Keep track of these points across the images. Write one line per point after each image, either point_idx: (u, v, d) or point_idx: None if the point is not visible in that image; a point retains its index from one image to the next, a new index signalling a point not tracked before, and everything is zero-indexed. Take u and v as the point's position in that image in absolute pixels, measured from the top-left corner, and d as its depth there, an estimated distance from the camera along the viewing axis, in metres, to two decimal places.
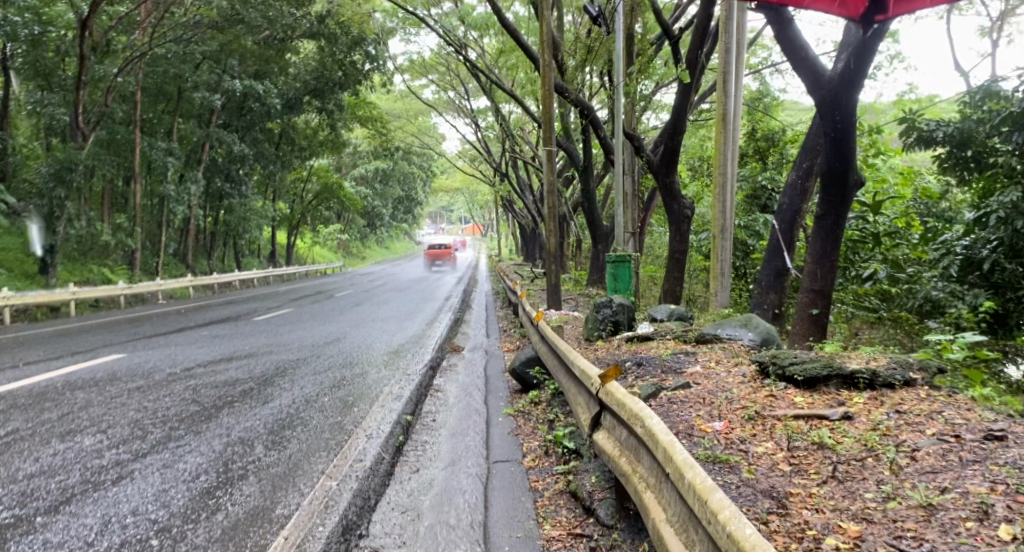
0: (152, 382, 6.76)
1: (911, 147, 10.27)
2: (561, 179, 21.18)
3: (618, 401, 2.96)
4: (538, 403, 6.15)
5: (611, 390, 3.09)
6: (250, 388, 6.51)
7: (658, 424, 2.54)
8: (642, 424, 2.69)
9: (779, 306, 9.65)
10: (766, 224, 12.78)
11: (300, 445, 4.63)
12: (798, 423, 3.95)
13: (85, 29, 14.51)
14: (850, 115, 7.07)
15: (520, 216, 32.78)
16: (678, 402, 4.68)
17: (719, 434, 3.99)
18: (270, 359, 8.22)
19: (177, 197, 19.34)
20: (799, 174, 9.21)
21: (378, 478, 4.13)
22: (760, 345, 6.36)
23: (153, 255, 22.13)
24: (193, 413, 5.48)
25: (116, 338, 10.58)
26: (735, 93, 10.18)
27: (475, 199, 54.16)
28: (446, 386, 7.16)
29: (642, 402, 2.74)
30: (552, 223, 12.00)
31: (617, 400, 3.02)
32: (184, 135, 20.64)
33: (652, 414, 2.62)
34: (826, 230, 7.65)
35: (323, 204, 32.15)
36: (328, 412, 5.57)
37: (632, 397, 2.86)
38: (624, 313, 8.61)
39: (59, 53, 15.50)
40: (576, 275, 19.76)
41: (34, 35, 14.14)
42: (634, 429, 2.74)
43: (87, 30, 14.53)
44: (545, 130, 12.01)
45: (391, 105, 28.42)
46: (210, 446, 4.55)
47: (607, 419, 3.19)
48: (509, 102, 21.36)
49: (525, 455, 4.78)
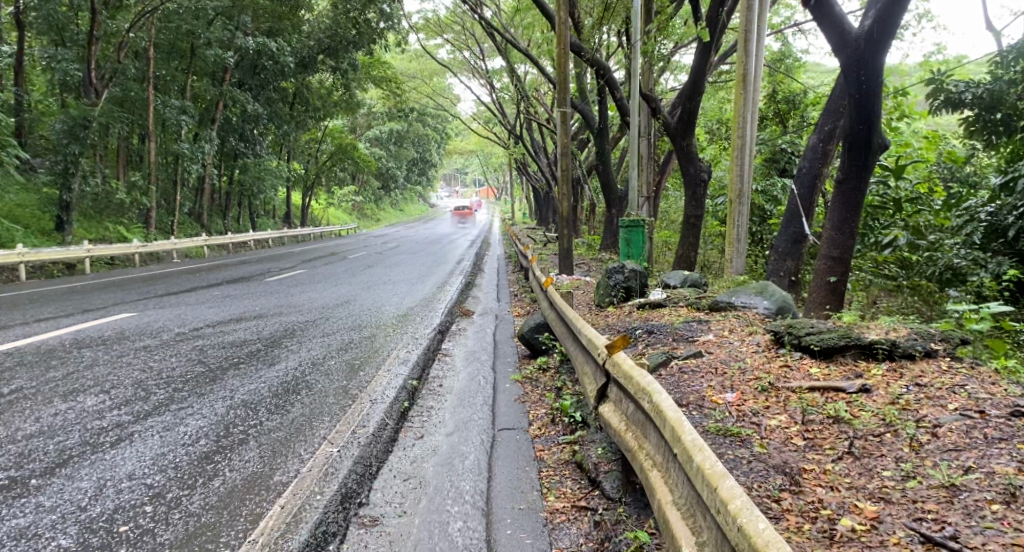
0: (160, 341, 6.73)
1: (937, 110, 9.90)
2: (577, 142, 20.83)
3: (626, 373, 2.82)
4: (546, 370, 6.05)
5: (619, 362, 2.95)
6: (257, 350, 6.46)
7: (667, 402, 2.41)
8: (649, 399, 2.56)
9: (796, 274, 9.43)
10: (785, 189, 12.46)
11: (302, 409, 4.57)
12: (814, 395, 3.82)
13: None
14: (877, 74, 6.75)
15: (534, 180, 32.43)
16: (689, 372, 4.55)
17: (731, 406, 3.88)
18: (279, 321, 8.16)
19: (190, 156, 19.21)
20: (821, 137, 8.88)
21: (380, 445, 4.06)
22: (775, 314, 6.20)
23: (167, 215, 22.12)
24: (199, 374, 5.44)
25: (127, 296, 10.56)
26: (757, 53, 9.83)
27: (490, 162, 53.67)
28: (454, 350, 7.07)
29: (650, 376, 2.60)
30: (565, 186, 11.76)
31: (625, 372, 2.88)
32: (197, 94, 20.44)
33: (661, 390, 2.49)
34: (848, 194, 7.39)
35: (337, 165, 31.94)
36: (334, 375, 5.51)
37: (640, 370, 2.72)
38: (637, 279, 8.45)
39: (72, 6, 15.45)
40: (590, 240, 19.56)
41: None
42: (641, 402, 2.62)
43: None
44: (561, 91, 11.70)
45: (406, 64, 27.98)
46: (212, 409, 4.50)
47: (614, 391, 3.06)
48: (524, 62, 20.92)
49: (531, 423, 4.69)
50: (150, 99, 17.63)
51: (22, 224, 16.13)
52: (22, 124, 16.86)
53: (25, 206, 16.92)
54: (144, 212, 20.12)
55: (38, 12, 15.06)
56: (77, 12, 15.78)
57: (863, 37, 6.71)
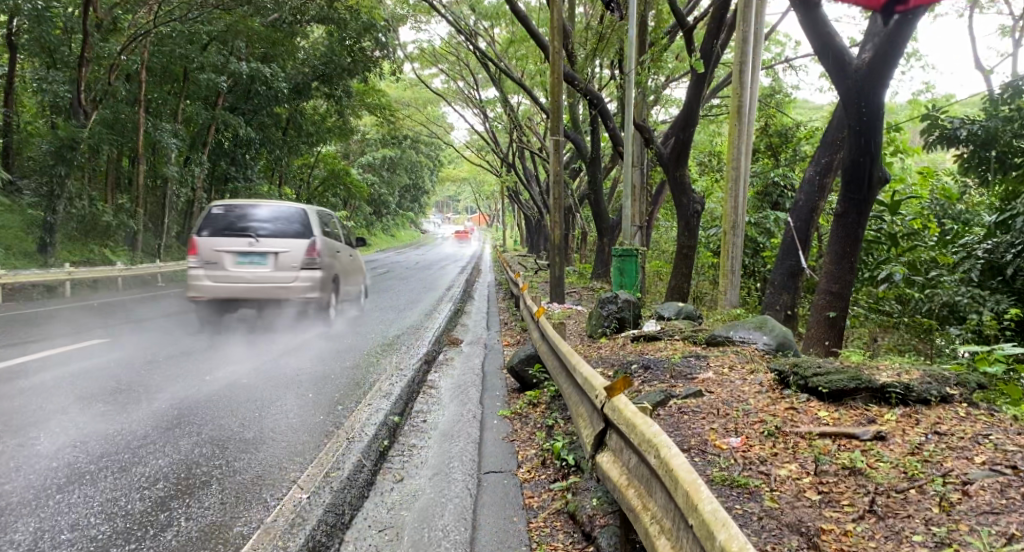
0: (130, 370, 6.38)
1: (931, 147, 9.79)
2: (569, 171, 20.79)
3: (629, 420, 2.53)
4: (537, 405, 5.74)
5: (621, 408, 2.65)
6: (232, 380, 6.13)
7: (679, 458, 2.12)
8: (656, 453, 2.27)
9: (792, 307, 9.20)
10: (778, 221, 12.32)
11: (273, 448, 4.25)
12: (826, 441, 3.55)
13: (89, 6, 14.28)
14: (879, 106, 6.62)
15: (526, 208, 32.40)
16: (690, 413, 4.27)
17: (736, 452, 3.61)
18: (257, 349, 7.82)
19: (178, 178, 18.93)
20: (818, 170, 8.75)
21: (355, 490, 3.73)
22: (775, 350, 5.94)
23: (155, 237, 21.76)
24: (165, 408, 5.09)
25: (102, 321, 10.15)
26: (751, 86, 9.72)
27: (482, 189, 53.76)
28: (441, 382, 6.75)
29: (656, 427, 2.30)
30: (558, 214, 11.55)
31: (626, 420, 2.59)
32: (188, 117, 20.25)
33: (671, 443, 2.20)
34: (847, 226, 7.21)
35: (328, 190, 31.79)
36: (311, 410, 5.18)
37: (643, 418, 2.43)
38: (630, 310, 8.20)
39: (66, 29, 15.10)
40: (581, 269, 19.37)
41: (39, 10, 13.69)
42: (646, 454, 2.33)
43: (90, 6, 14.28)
44: (554, 120, 11.57)
45: (400, 92, 28.03)
46: (175, 447, 4.16)
47: (613, 440, 2.76)
48: (518, 92, 20.93)
49: (520, 466, 4.37)
50: (140, 121, 17.42)
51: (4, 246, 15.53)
52: (9, 145, 16.54)
53: (9, 226, 16.34)
54: (130, 234, 19.75)
55: (30, 34, 14.60)
56: (70, 35, 15.54)
57: (863, 68, 6.59)
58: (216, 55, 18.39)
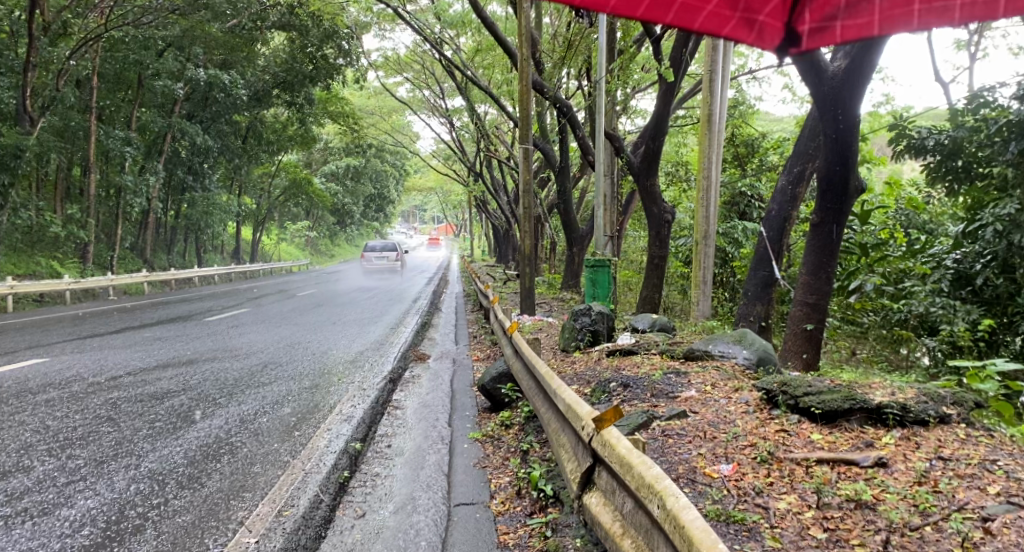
0: (68, 393, 5.88)
1: (900, 156, 9.76)
2: (537, 180, 20.62)
3: (626, 459, 2.22)
4: (509, 427, 5.41)
5: (615, 447, 2.34)
6: (179, 403, 5.67)
7: (690, 513, 1.82)
8: (660, 502, 1.97)
9: (766, 319, 9.03)
10: (746, 230, 12.23)
11: (221, 482, 3.84)
12: (824, 469, 3.32)
13: (36, 8, 13.58)
14: (854, 115, 6.46)
15: (494, 218, 32.07)
16: (675, 436, 3.99)
17: (728, 480, 3.35)
18: (211, 368, 7.37)
19: (133, 188, 18.19)
20: (790, 180, 8.64)
21: (310, 531, 3.35)
22: (756, 365, 5.70)
23: (108, 248, 20.84)
24: (101, 435, 4.64)
25: (44, 338, 9.51)
26: (722, 95, 9.59)
27: (449, 198, 53.25)
28: (407, 402, 6.38)
29: (656, 469, 2.01)
30: (527, 224, 11.26)
31: (620, 457, 2.30)
32: (144, 124, 19.48)
33: (680, 493, 1.90)
34: (823, 236, 7.06)
35: (291, 199, 31.08)
36: (265, 437, 4.77)
37: (640, 457, 2.14)
38: (604, 322, 7.94)
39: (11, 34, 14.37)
40: (550, 279, 19.17)
41: None
42: (648, 503, 2.03)
43: (37, 9, 13.58)
44: (522, 129, 11.31)
45: (364, 101, 27.54)
46: (109, 484, 3.72)
47: (604, 478, 2.45)
48: (485, 101, 20.66)
49: (493, 496, 4.04)
50: (92, 129, 16.69)
51: None
52: None
53: None
54: (82, 245, 18.87)
55: None
56: (16, 39, 14.79)
57: (840, 75, 6.43)
58: (173, 61, 17.74)
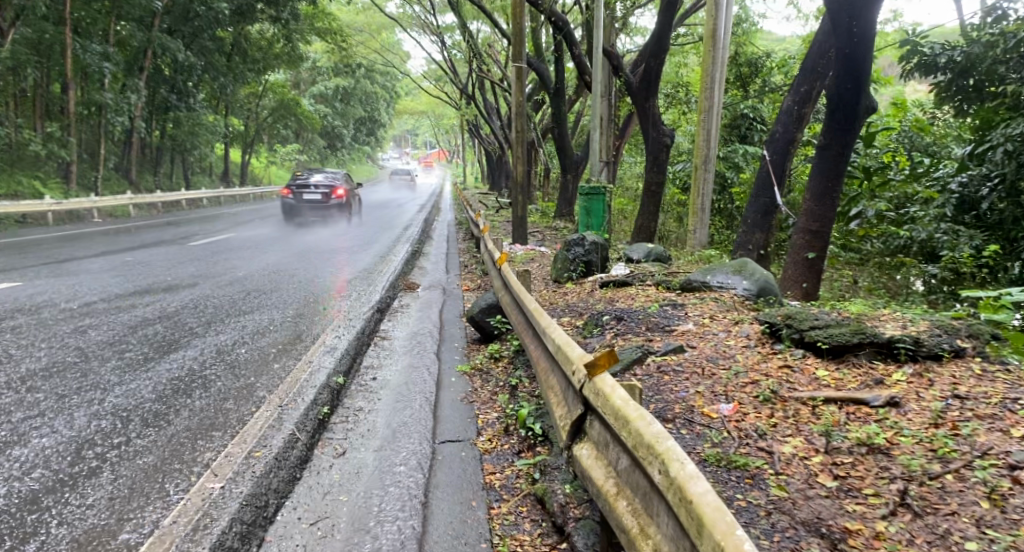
0: (37, 320, 5.58)
1: (908, 76, 9.34)
2: (532, 103, 19.91)
3: (622, 414, 1.96)
4: (498, 360, 5.19)
5: (609, 399, 2.08)
6: (154, 333, 5.40)
7: (699, 484, 1.57)
8: (661, 467, 1.72)
9: (766, 247, 8.71)
10: (746, 155, 11.81)
11: (189, 420, 3.60)
12: (831, 409, 3.11)
13: None
14: (871, 27, 5.95)
15: (487, 142, 31.27)
16: (672, 372, 3.78)
17: (728, 421, 3.14)
18: (190, 295, 7.08)
19: (114, 107, 17.37)
20: (797, 99, 8.15)
21: (283, 473, 3.14)
22: (756, 296, 5.44)
23: (90, 170, 20.12)
24: (65, 366, 4.36)
25: (18, 262, 9.13)
26: (728, 9, 8.96)
27: (441, 123, 51.94)
28: (394, 333, 6.14)
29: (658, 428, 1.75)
30: (520, 148, 10.81)
31: (616, 410, 2.04)
32: (122, 39, 18.43)
33: (685, 459, 1.65)
34: (829, 160, 6.66)
35: (279, 121, 30.13)
36: (242, 370, 4.52)
37: (640, 415, 1.88)
38: (598, 252, 7.66)
39: None
40: (544, 207, 18.79)
41: None
42: (646, 466, 1.78)
43: None
44: (516, 46, 10.68)
45: (352, 18, 26.27)
46: (68, 420, 3.47)
47: (597, 430, 2.21)
48: (478, 18, 19.68)
49: (480, 433, 3.86)
50: (67, 43, 15.79)
51: None
52: None
53: None
54: (63, 166, 18.20)
55: None
56: None
57: None
58: None
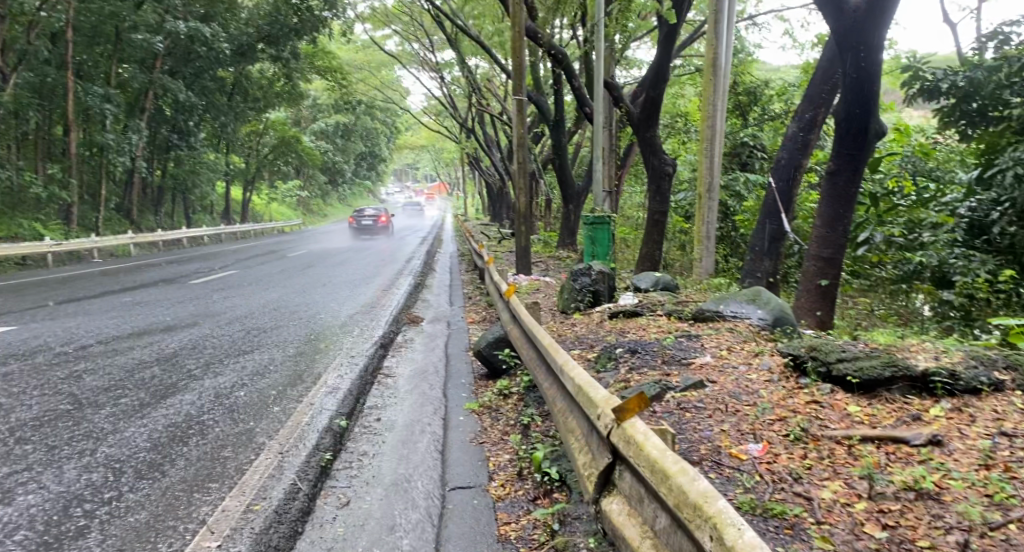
0: (31, 365, 5.42)
1: (911, 101, 9.21)
2: (531, 135, 19.95)
3: (660, 468, 1.81)
4: (507, 397, 5.00)
5: (643, 448, 1.93)
6: (153, 376, 5.23)
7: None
8: (712, 533, 1.56)
9: (774, 275, 8.54)
10: (749, 183, 11.75)
11: (186, 470, 3.41)
12: (869, 449, 2.92)
13: None
14: (878, 53, 5.89)
15: (487, 175, 31.34)
16: (694, 409, 3.59)
17: (758, 462, 2.95)
18: (189, 335, 6.91)
19: (116, 147, 17.38)
20: (802, 126, 8.07)
21: (284, 528, 2.94)
22: (772, 326, 5.25)
23: (92, 210, 20.10)
24: (57, 415, 4.17)
25: (16, 304, 8.98)
26: (728, 37, 8.93)
27: (441, 156, 52.24)
28: (399, 370, 5.96)
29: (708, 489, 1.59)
30: (522, 179, 10.72)
31: (652, 465, 1.88)
32: (124, 81, 18.54)
33: (741, 524, 1.50)
34: (839, 186, 6.53)
35: (280, 158, 30.27)
36: (242, 414, 4.33)
37: (683, 473, 1.72)
38: (605, 282, 7.49)
39: None
40: (546, 237, 18.71)
41: None
42: (691, 529, 1.63)
43: None
44: (516, 79, 10.67)
45: (351, 56, 26.54)
46: (56, 475, 3.28)
47: (629, 483, 2.04)
48: (476, 54, 19.83)
49: (492, 478, 3.65)
50: (70, 86, 15.88)
51: None
52: None
53: None
54: (64, 207, 18.15)
55: None
56: None
57: (863, 7, 5.81)
58: (152, 14, 16.78)
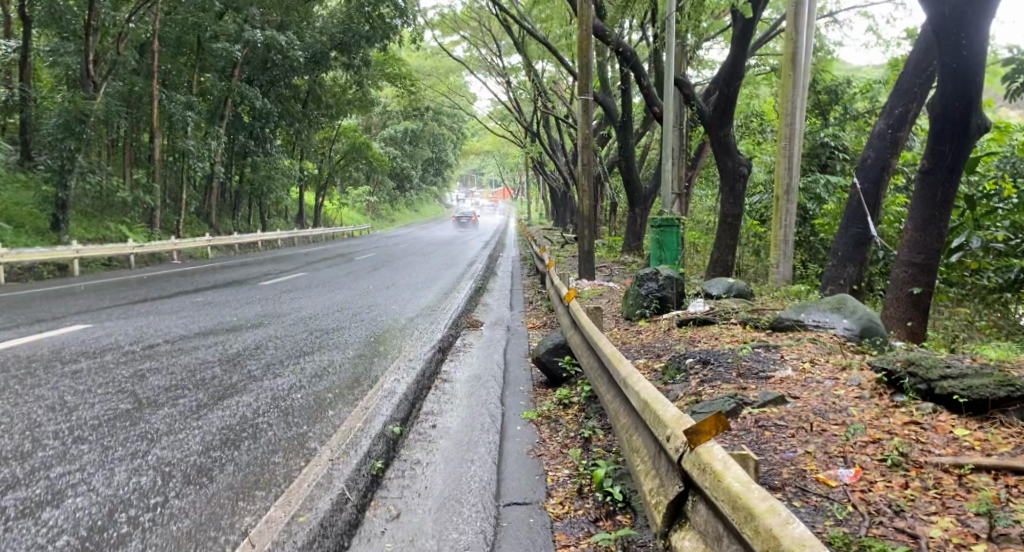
0: (100, 363, 5.54)
1: (1016, 95, 8.39)
2: (598, 138, 19.60)
3: (744, 505, 1.56)
4: (568, 406, 4.75)
5: (722, 478, 1.66)
6: (213, 376, 5.25)
7: None
8: None
9: (859, 282, 7.93)
10: (829, 185, 11.05)
11: (234, 477, 3.32)
12: (984, 481, 2.53)
13: None
14: (980, 40, 5.34)
15: (553, 179, 31.12)
16: (774, 427, 3.24)
17: (851, 490, 2.60)
18: (253, 336, 6.96)
19: (196, 153, 18.04)
20: (890, 122, 7.49)
21: (328, 543, 2.80)
22: (860, 337, 4.81)
23: (174, 213, 20.97)
24: (117, 415, 4.19)
25: (97, 304, 9.34)
26: (809, 31, 8.39)
27: (507, 161, 52.41)
28: (456, 375, 5.81)
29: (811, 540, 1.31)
30: (586, 182, 10.43)
31: (736, 501, 1.61)
32: (205, 90, 19.23)
33: None
34: (936, 187, 5.92)
35: (351, 164, 30.94)
36: (296, 417, 4.25)
37: (776, 516, 1.44)
38: (673, 287, 7.14)
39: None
40: (611, 241, 18.30)
41: None
42: None
43: None
44: (582, 80, 10.39)
45: (421, 62, 26.82)
46: (107, 477, 3.26)
47: (706, 520, 1.77)
48: (543, 57, 19.62)
49: (549, 494, 3.41)
50: (156, 94, 16.59)
51: (14, 223, 14.38)
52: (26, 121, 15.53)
53: (23, 204, 15.29)
54: (148, 211, 18.95)
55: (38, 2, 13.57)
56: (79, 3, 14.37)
57: None
58: (232, 25, 17.36)
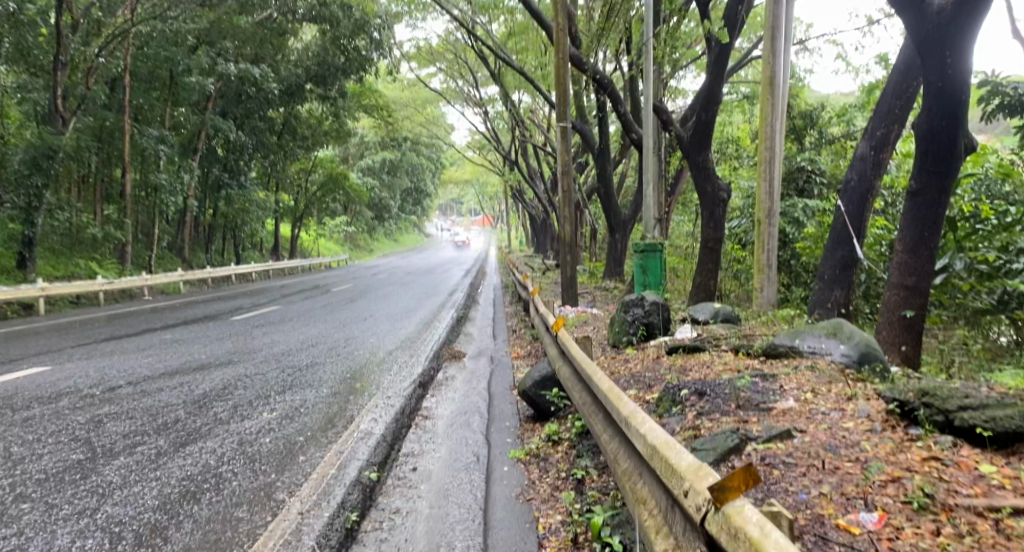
0: (53, 409, 5.14)
1: (991, 117, 8.36)
2: (576, 165, 19.53)
3: None
4: (557, 442, 4.46)
5: (760, 546, 1.61)
6: (176, 420, 4.89)
7: None
8: None
9: (847, 306, 7.79)
10: (808, 208, 10.97)
11: (190, 538, 2.99)
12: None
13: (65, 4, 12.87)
14: (965, 61, 5.26)
15: (532, 207, 31.01)
16: (782, 466, 2.99)
17: (878, 539, 2.36)
18: (222, 375, 6.58)
19: (169, 187, 17.64)
20: (872, 144, 7.39)
21: None
22: (859, 364, 4.61)
23: (145, 248, 20.42)
24: (67, 467, 3.83)
25: (59, 344, 8.87)
26: (786, 54, 8.28)
27: (486, 190, 52.40)
28: (438, 411, 5.50)
29: None
30: (566, 209, 10.24)
31: None
32: (179, 123, 18.88)
33: None
34: (924, 207, 5.73)
35: (328, 196, 30.59)
36: (265, 464, 3.92)
37: None
38: (659, 314, 6.91)
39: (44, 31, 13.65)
40: (592, 267, 18.13)
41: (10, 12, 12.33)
42: None
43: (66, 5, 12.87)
44: (560, 107, 10.25)
45: (397, 93, 26.70)
46: (47, 542, 2.92)
47: None
48: (520, 87, 19.58)
49: (542, 545, 3.13)
50: (128, 128, 16.20)
51: None
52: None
53: None
54: (118, 246, 18.41)
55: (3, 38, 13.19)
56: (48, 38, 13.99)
57: (948, 10, 5.21)
58: (205, 58, 17.11)
